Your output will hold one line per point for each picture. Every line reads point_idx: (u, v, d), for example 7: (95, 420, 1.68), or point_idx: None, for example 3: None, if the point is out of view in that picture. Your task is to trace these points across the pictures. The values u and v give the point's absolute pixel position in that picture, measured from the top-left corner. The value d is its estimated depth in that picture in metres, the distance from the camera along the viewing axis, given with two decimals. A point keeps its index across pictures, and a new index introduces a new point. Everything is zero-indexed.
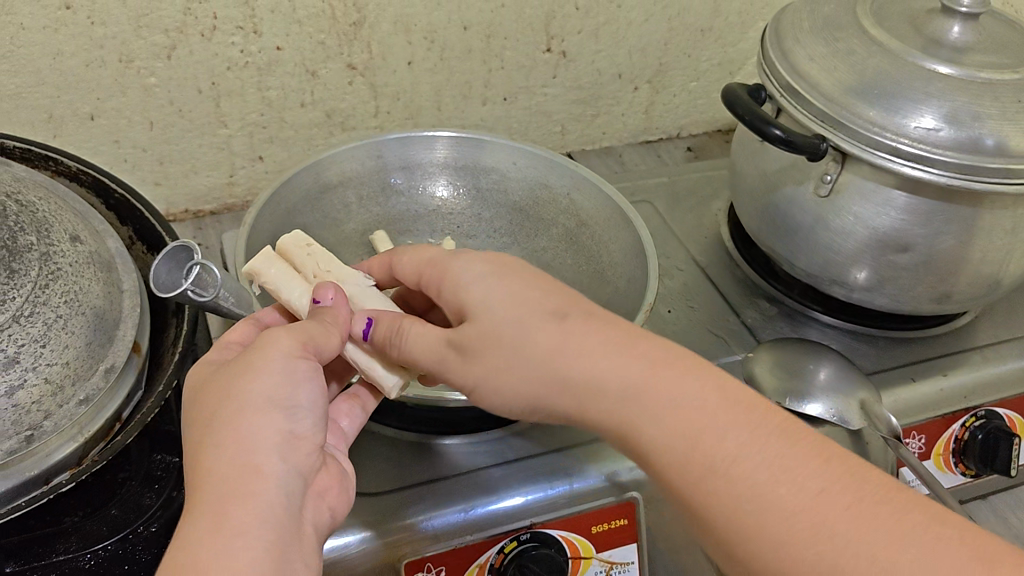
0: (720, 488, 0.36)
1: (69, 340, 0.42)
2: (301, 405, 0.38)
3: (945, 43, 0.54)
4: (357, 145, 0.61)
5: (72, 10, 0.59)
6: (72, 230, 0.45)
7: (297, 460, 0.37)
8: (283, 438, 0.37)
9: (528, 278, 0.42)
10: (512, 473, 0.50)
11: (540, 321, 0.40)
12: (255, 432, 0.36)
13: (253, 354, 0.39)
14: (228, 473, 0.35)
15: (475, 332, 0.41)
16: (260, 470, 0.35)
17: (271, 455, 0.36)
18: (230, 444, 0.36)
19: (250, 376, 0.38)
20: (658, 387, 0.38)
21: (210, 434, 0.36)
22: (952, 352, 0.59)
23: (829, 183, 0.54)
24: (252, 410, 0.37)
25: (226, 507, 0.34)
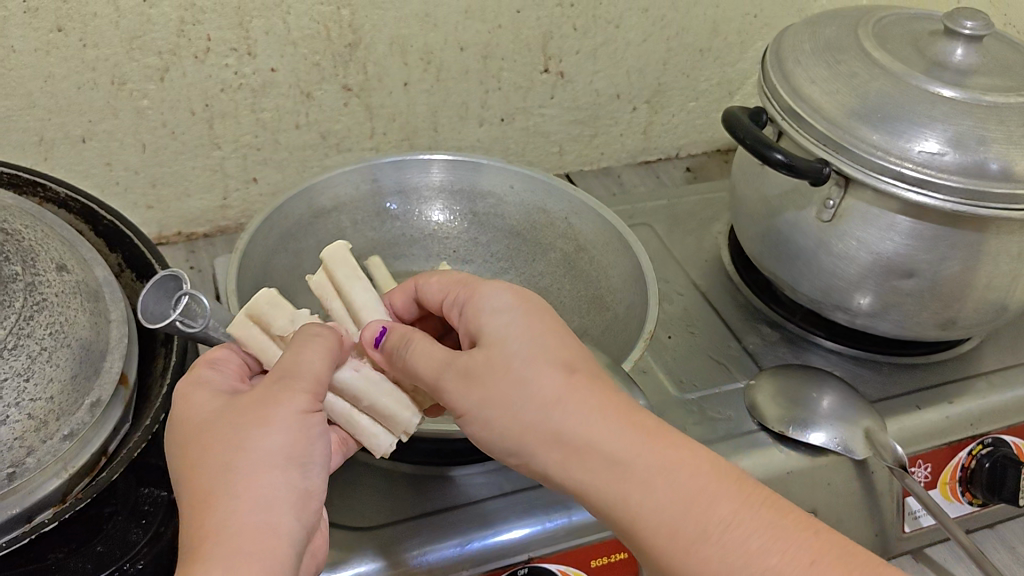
0: (707, 556, 0.36)
1: (55, 373, 0.40)
2: (315, 460, 0.38)
3: (948, 66, 0.53)
4: (351, 169, 0.59)
5: (64, 33, 0.58)
6: (58, 259, 0.44)
7: (308, 516, 0.37)
8: (297, 494, 0.36)
9: (547, 319, 0.43)
10: (509, 506, 0.49)
11: (548, 365, 0.40)
12: (270, 487, 0.36)
13: (265, 404, 0.38)
14: (245, 530, 0.34)
15: (483, 356, 0.41)
16: (273, 526, 0.35)
17: (286, 512, 0.36)
18: (243, 500, 0.35)
19: (269, 426, 0.37)
20: (645, 454, 0.38)
21: (219, 486, 0.36)
22: (957, 379, 0.58)
23: (832, 209, 0.53)
24: (268, 465, 0.36)
25: (237, 564, 0.33)
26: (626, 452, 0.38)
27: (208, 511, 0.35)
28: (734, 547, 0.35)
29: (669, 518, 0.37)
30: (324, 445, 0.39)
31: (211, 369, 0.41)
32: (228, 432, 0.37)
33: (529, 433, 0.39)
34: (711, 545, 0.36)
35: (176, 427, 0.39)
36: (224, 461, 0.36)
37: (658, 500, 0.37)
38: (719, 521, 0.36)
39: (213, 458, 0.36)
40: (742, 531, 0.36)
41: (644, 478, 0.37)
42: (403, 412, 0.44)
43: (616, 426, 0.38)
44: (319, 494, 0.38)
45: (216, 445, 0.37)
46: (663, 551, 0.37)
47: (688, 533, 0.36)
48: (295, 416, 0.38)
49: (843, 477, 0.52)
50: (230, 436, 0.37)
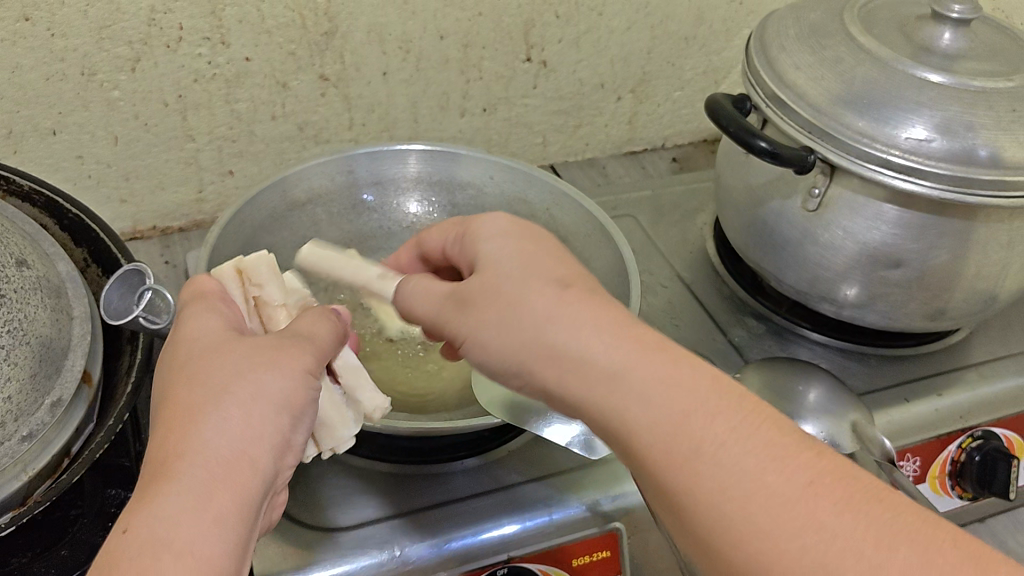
0: (698, 471, 0.31)
1: (12, 372, 0.39)
2: (303, 413, 0.37)
3: (935, 51, 0.52)
4: (327, 161, 0.58)
5: (31, 22, 0.56)
6: (18, 253, 0.43)
7: (283, 462, 0.36)
8: (281, 439, 0.35)
9: (544, 244, 0.39)
10: (489, 505, 0.47)
11: (543, 282, 0.36)
12: (260, 423, 0.35)
13: (274, 348, 0.37)
14: (225, 460, 0.33)
15: (477, 284, 0.37)
16: (254, 462, 0.34)
17: (268, 452, 0.35)
18: (233, 429, 0.34)
19: (270, 369, 0.36)
20: (643, 367, 0.34)
21: (214, 405, 0.34)
22: (946, 371, 0.57)
23: (817, 198, 0.52)
24: (263, 403, 0.35)
25: (213, 491, 0.32)
26: (627, 362, 0.34)
27: (194, 427, 0.33)
28: (735, 462, 0.31)
29: (666, 430, 0.32)
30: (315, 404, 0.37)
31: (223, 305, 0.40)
32: (233, 358, 0.36)
33: (522, 350, 0.35)
34: (706, 460, 0.31)
35: (173, 345, 0.37)
36: (223, 383, 0.35)
37: (656, 410, 0.33)
38: (716, 436, 0.32)
39: (212, 375, 0.35)
40: (745, 448, 0.31)
41: (641, 391, 0.33)
42: (344, 429, 0.43)
43: (618, 337, 0.34)
44: (299, 446, 0.37)
45: (221, 365, 0.36)
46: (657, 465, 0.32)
47: (682, 447, 0.32)
48: (300, 366, 0.37)
49: None
50: (234, 364, 0.36)
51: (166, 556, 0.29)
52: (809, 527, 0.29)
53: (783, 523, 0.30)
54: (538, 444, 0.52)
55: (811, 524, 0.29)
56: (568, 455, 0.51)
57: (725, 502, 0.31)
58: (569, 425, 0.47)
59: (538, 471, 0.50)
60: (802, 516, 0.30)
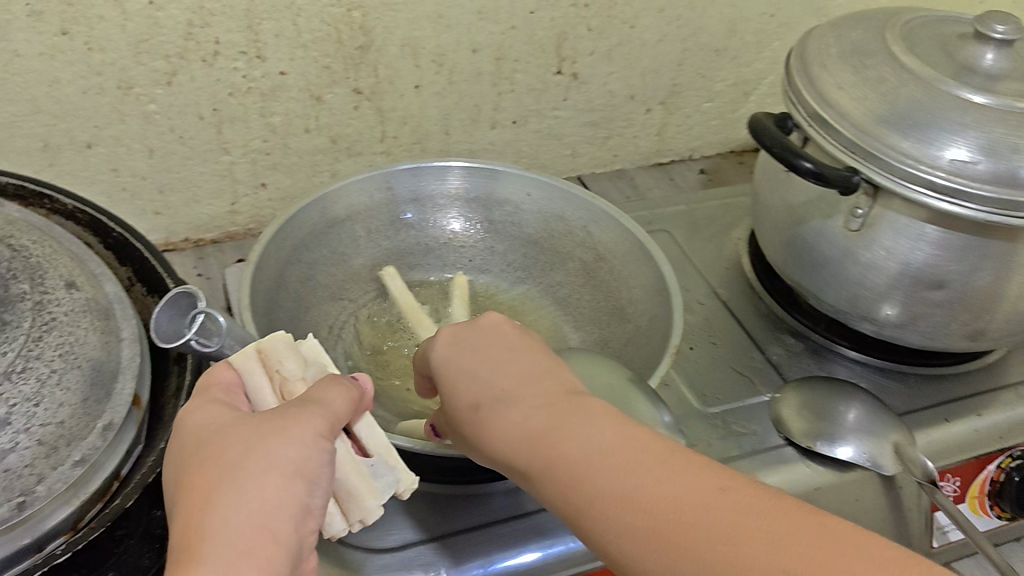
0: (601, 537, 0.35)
1: (65, 397, 0.39)
2: (323, 480, 0.36)
3: (978, 71, 0.52)
4: (366, 178, 0.58)
5: (69, 36, 0.56)
6: (67, 275, 0.44)
7: (308, 531, 0.35)
8: (302, 508, 0.35)
9: (462, 360, 0.42)
10: (531, 528, 0.48)
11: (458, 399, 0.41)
12: (277, 494, 0.34)
13: (284, 418, 0.37)
14: (247, 533, 0.33)
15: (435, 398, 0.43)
16: (275, 534, 0.33)
17: (288, 523, 0.34)
18: (252, 503, 0.34)
19: (282, 440, 0.36)
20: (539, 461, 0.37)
21: (226, 487, 0.34)
22: (986, 391, 0.57)
23: (860, 218, 0.52)
24: (278, 475, 0.35)
25: (235, 567, 0.31)
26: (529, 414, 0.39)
27: (209, 508, 0.33)
28: (613, 481, 0.35)
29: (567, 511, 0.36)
30: (333, 469, 0.37)
31: (225, 393, 0.39)
32: (238, 439, 0.36)
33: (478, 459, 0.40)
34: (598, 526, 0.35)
35: (184, 433, 0.37)
36: (232, 462, 0.35)
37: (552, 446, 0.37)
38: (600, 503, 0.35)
39: (223, 456, 0.35)
40: (625, 466, 0.35)
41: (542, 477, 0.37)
42: (370, 500, 0.38)
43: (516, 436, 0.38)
44: (321, 515, 0.36)
45: (228, 447, 0.35)
46: (552, 501, 0.37)
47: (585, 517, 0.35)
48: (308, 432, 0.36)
49: (873, 493, 0.50)
50: (240, 442, 0.36)
51: None
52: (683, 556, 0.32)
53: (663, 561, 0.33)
54: None
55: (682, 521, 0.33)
56: None
57: (609, 518, 0.34)
58: None
59: None
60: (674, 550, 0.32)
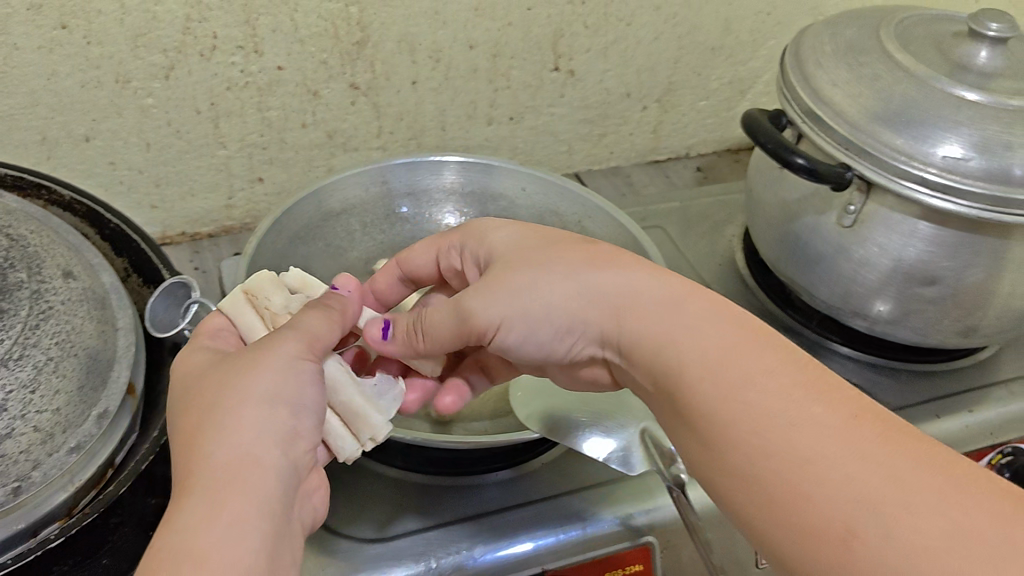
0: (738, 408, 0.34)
1: (61, 384, 0.40)
2: (302, 405, 0.38)
3: (971, 69, 0.52)
4: (362, 171, 0.58)
5: (68, 30, 0.56)
6: (64, 266, 0.44)
7: (296, 454, 0.36)
8: (284, 431, 0.36)
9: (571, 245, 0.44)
10: (523, 518, 0.48)
11: (580, 260, 0.42)
12: (257, 421, 0.35)
13: (255, 352, 0.38)
14: (231, 459, 0.34)
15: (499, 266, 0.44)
16: (261, 457, 0.34)
17: (272, 446, 0.35)
18: (234, 432, 0.35)
19: (254, 370, 0.37)
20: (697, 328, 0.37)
21: (207, 419, 0.35)
22: (977, 388, 0.57)
23: (853, 214, 0.52)
24: (255, 402, 0.36)
25: (224, 486, 0.33)
26: (695, 329, 0.37)
27: (193, 443, 0.34)
28: (760, 363, 0.35)
29: (712, 369, 0.35)
30: (310, 394, 0.38)
31: (211, 339, 0.41)
32: (215, 378, 0.37)
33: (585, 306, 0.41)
34: (746, 393, 0.34)
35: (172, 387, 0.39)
36: (210, 398, 0.36)
37: (704, 348, 0.36)
38: (762, 370, 0.35)
39: (203, 394, 0.36)
40: (793, 400, 0.33)
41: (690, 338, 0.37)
42: (375, 414, 0.43)
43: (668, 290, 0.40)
44: (305, 438, 0.37)
45: (209, 386, 0.37)
46: (695, 360, 0.36)
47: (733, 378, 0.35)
48: (280, 361, 0.38)
49: None
50: (219, 379, 0.37)
51: (190, 558, 0.30)
52: (847, 451, 0.31)
53: (818, 446, 0.32)
54: (572, 457, 0.53)
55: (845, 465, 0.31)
56: (601, 469, 0.52)
57: (747, 386, 0.34)
58: (608, 440, 0.47)
59: (572, 484, 0.50)
60: (833, 444, 0.32)
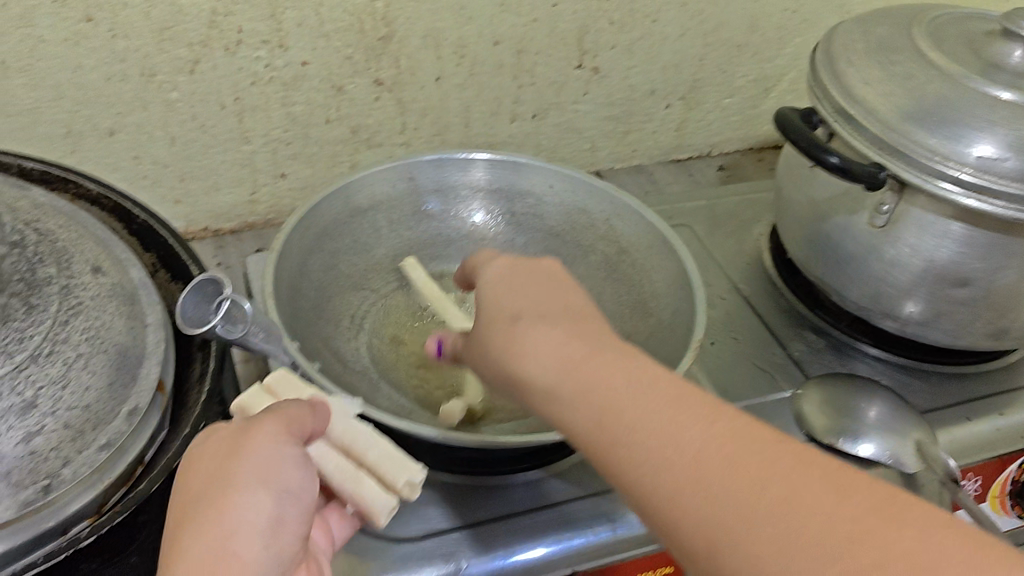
0: (683, 497, 0.31)
1: (90, 381, 0.40)
2: (290, 489, 0.36)
3: (1005, 68, 0.52)
4: (389, 167, 0.58)
5: (94, 23, 0.56)
6: (93, 261, 0.44)
7: (277, 548, 0.35)
8: (265, 523, 0.35)
9: (527, 281, 0.41)
10: (552, 520, 0.48)
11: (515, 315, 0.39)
12: (238, 514, 0.34)
13: (240, 434, 0.37)
14: (207, 556, 0.33)
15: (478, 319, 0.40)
16: (239, 556, 0.33)
17: (252, 542, 0.34)
18: (214, 527, 0.34)
19: (241, 455, 0.36)
20: (608, 389, 0.35)
21: (192, 511, 0.34)
22: (1007, 390, 0.57)
23: (886, 214, 0.51)
24: (240, 490, 0.35)
25: None
26: (615, 399, 0.34)
27: (178, 535, 0.33)
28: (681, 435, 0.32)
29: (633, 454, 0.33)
30: (299, 475, 0.37)
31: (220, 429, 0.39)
32: (206, 466, 0.36)
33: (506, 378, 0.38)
34: (676, 485, 0.31)
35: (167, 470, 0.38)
36: (201, 488, 0.35)
37: (631, 430, 0.33)
38: (690, 451, 0.32)
39: (194, 481, 0.36)
40: (724, 474, 0.30)
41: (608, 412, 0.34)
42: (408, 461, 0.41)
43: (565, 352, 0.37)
44: (293, 528, 0.36)
45: (198, 473, 0.36)
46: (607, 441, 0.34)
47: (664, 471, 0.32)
48: (269, 443, 0.36)
49: None
50: (209, 462, 0.36)
51: None
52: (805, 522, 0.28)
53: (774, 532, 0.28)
54: None
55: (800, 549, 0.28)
56: None
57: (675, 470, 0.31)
58: None
59: (600, 485, 0.50)
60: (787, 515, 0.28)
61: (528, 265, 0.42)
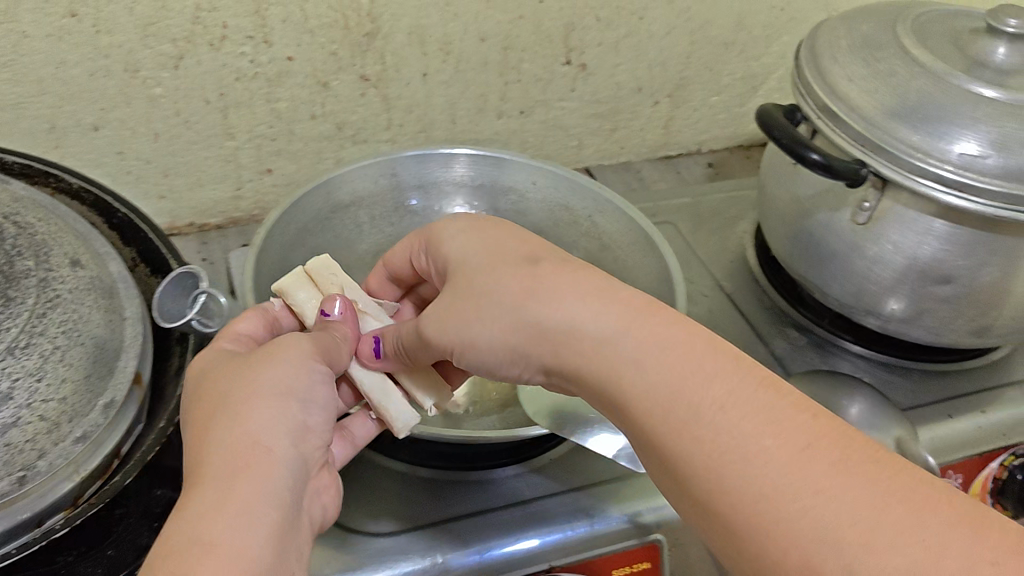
0: (704, 432, 0.32)
1: (67, 373, 0.39)
2: (311, 400, 0.39)
3: (988, 66, 0.52)
4: (371, 164, 0.58)
5: (77, 18, 0.56)
6: (71, 254, 0.44)
7: (305, 447, 0.37)
8: (293, 424, 0.37)
9: (496, 233, 0.44)
10: (531, 514, 0.47)
11: (516, 261, 0.41)
12: (263, 413, 0.36)
13: (264, 351, 0.40)
14: (236, 451, 0.35)
15: (455, 277, 0.43)
16: (268, 449, 0.35)
17: (281, 436, 0.36)
18: (240, 424, 0.36)
19: (268, 365, 0.39)
20: (636, 336, 0.36)
21: (217, 413, 0.36)
22: (989, 388, 0.57)
23: (867, 211, 0.51)
24: (266, 394, 0.37)
25: (231, 481, 0.33)
26: (641, 352, 0.35)
27: (204, 437, 0.35)
28: (705, 387, 0.33)
29: (661, 395, 0.34)
30: (325, 388, 0.40)
31: (229, 342, 0.42)
32: (226, 374, 0.38)
33: (520, 325, 0.39)
34: (701, 425, 0.32)
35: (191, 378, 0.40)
36: (224, 392, 0.37)
37: (654, 377, 0.35)
38: (713, 402, 0.33)
39: (216, 389, 0.38)
40: (745, 429, 0.31)
41: (636, 359, 0.35)
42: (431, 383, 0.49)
43: (605, 309, 0.37)
44: (318, 432, 0.39)
45: (218, 384, 0.38)
46: (638, 380, 0.35)
47: (684, 412, 0.33)
48: (293, 360, 0.39)
49: None
50: (229, 378, 0.38)
51: (197, 545, 0.31)
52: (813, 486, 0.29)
53: (784, 475, 0.30)
54: (581, 454, 0.52)
55: (808, 485, 0.29)
56: (610, 466, 0.51)
57: (697, 418, 0.33)
58: (616, 437, 0.47)
59: (581, 480, 0.50)
60: (811, 475, 0.30)
61: (492, 220, 0.46)
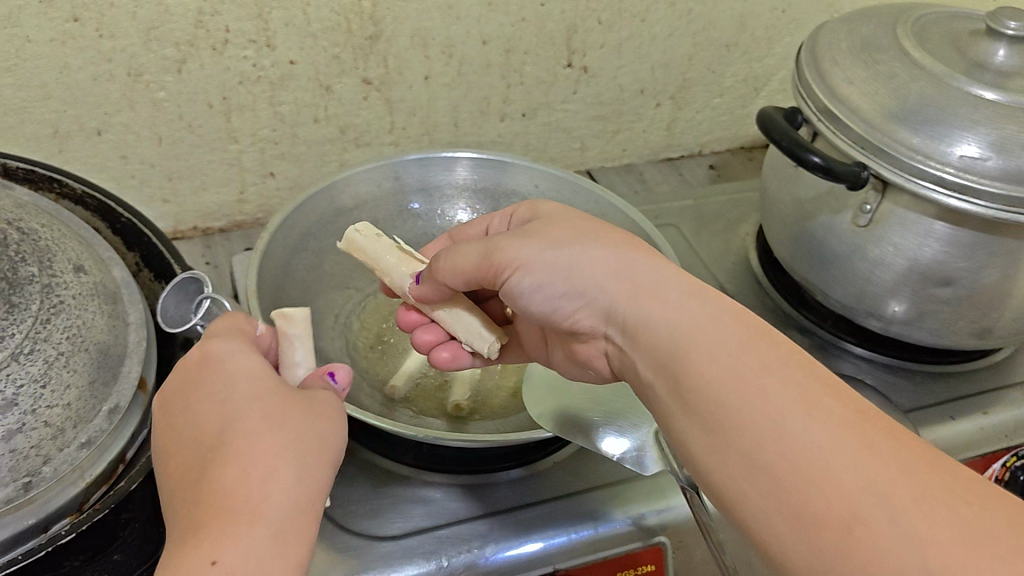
0: (762, 398, 0.33)
1: (72, 378, 0.40)
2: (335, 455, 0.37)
3: (989, 67, 0.52)
4: (374, 167, 0.58)
5: (81, 23, 0.56)
6: (75, 259, 0.44)
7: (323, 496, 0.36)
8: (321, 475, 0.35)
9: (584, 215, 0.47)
10: (534, 517, 0.47)
11: (604, 229, 0.43)
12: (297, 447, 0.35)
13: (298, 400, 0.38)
14: (273, 475, 0.33)
15: (540, 224, 0.45)
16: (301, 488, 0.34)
17: (311, 478, 0.35)
18: (276, 453, 0.34)
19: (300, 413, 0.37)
20: (708, 309, 0.37)
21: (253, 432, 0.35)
22: (991, 390, 0.57)
23: (868, 214, 0.51)
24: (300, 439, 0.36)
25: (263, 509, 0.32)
26: (709, 317, 0.37)
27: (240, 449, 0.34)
28: (767, 358, 0.34)
29: (727, 357, 0.34)
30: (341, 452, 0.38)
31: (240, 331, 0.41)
32: (274, 403, 0.36)
33: (601, 262, 0.41)
34: (759, 385, 0.33)
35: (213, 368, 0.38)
36: (259, 411, 0.36)
37: (721, 341, 0.35)
38: (779, 363, 0.34)
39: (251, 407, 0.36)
40: (805, 396, 0.32)
41: (708, 319, 0.36)
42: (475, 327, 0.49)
43: (685, 279, 0.39)
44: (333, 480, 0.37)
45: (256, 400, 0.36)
46: (708, 333, 0.36)
47: (751, 371, 0.34)
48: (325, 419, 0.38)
49: None
50: (265, 402, 0.37)
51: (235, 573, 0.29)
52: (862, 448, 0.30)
53: (836, 442, 0.30)
54: (584, 456, 0.52)
55: (859, 458, 0.30)
56: (613, 469, 0.51)
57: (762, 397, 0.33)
58: (620, 440, 0.48)
59: (584, 484, 0.50)
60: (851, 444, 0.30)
61: None
